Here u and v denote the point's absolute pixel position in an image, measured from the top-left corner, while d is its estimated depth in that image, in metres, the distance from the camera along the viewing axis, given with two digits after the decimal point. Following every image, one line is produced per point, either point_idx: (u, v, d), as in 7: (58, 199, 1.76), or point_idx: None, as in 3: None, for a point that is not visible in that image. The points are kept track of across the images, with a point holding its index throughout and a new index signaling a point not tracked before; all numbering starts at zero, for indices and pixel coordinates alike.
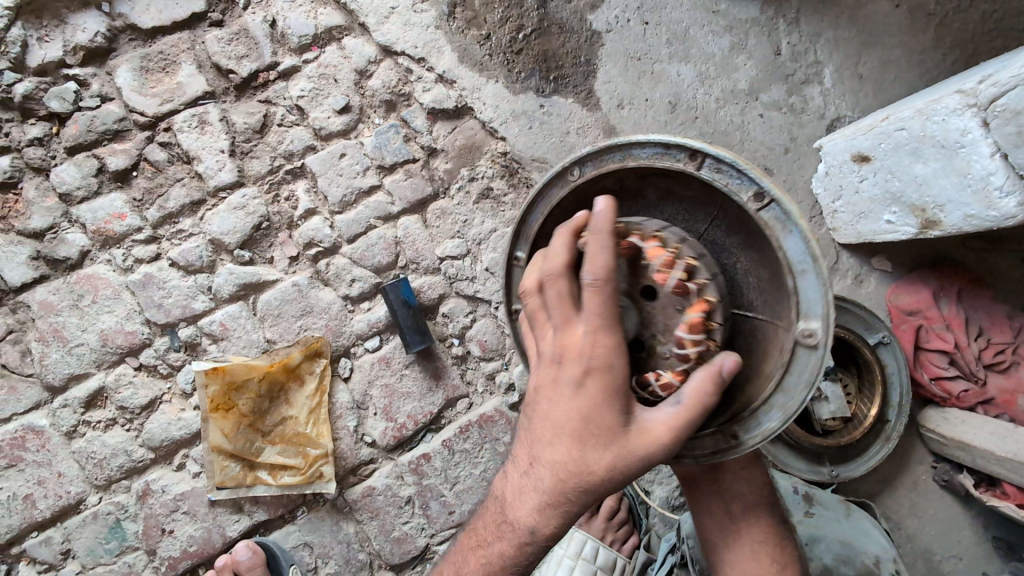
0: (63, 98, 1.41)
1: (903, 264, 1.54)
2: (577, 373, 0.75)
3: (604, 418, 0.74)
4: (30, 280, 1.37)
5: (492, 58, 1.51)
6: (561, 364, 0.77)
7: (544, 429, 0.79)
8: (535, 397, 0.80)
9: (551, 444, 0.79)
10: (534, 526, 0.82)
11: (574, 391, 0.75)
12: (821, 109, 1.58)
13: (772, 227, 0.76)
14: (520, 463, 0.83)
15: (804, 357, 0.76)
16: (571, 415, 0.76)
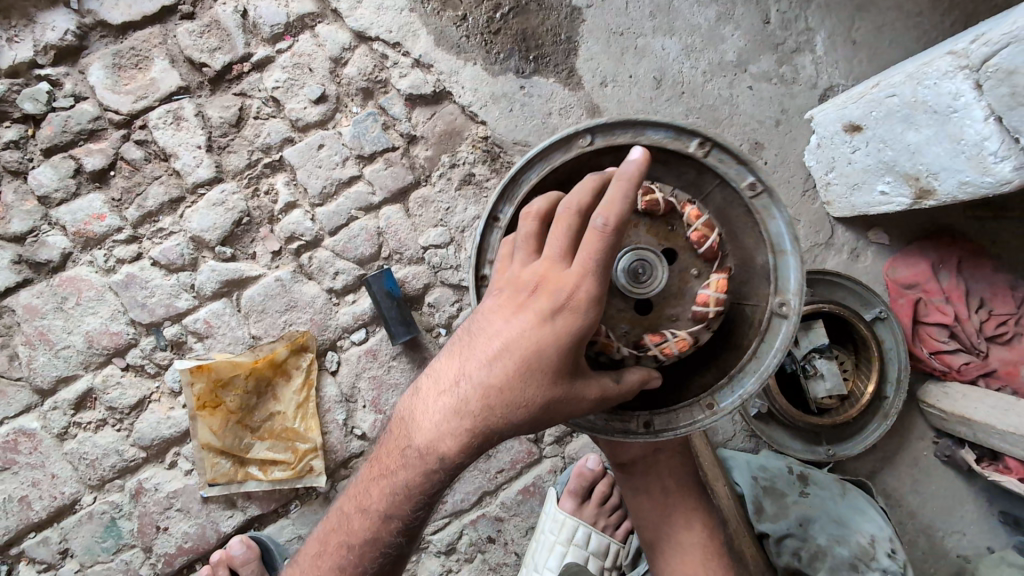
0: (36, 99, 1.40)
1: (901, 237, 1.50)
2: (544, 308, 0.72)
3: (555, 361, 0.73)
4: (13, 284, 1.36)
5: (469, 40, 1.47)
6: (531, 293, 0.74)
7: (488, 352, 0.75)
8: (489, 318, 0.76)
9: (493, 369, 0.74)
10: (443, 449, 0.77)
11: (534, 324, 0.72)
12: (813, 78, 1.53)
13: (764, 211, 0.83)
14: (445, 380, 0.78)
15: (778, 326, 0.84)
16: (522, 347, 0.73)
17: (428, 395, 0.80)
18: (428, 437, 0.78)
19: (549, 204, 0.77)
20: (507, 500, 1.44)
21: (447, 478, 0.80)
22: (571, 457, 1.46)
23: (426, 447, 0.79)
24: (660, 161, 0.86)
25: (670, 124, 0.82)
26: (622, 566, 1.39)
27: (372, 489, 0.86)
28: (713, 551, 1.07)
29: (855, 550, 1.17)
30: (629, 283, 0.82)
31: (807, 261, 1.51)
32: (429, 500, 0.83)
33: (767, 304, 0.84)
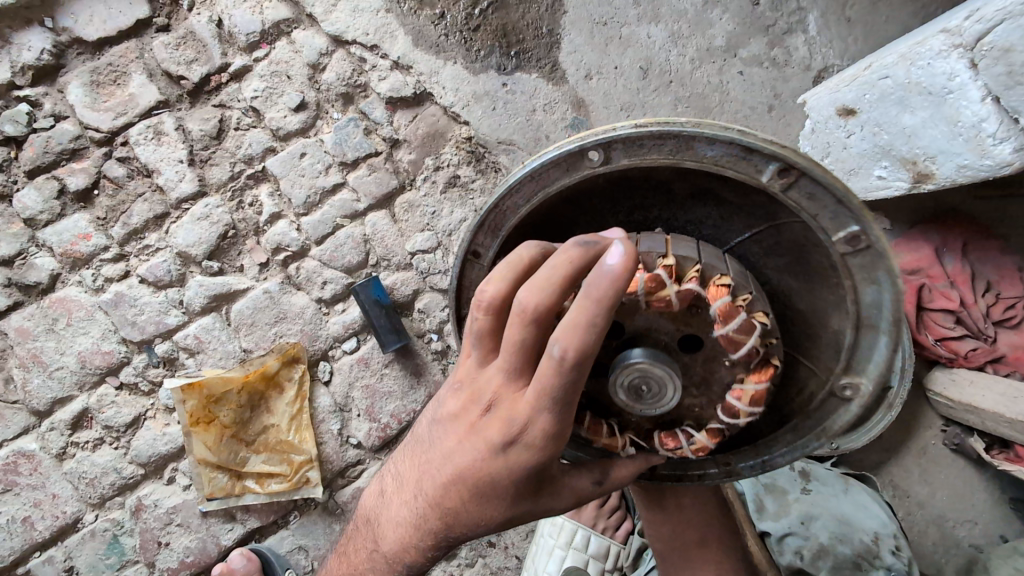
0: (16, 120, 1.39)
1: (903, 221, 1.45)
2: (496, 436, 0.64)
3: (509, 488, 0.66)
4: (5, 307, 1.37)
5: (449, 38, 1.43)
6: (486, 413, 0.64)
7: (441, 471, 0.69)
8: (443, 430, 0.69)
9: (448, 491, 0.69)
10: (405, 552, 0.76)
11: (485, 451, 0.65)
12: (806, 60, 1.47)
13: (860, 271, 0.63)
14: (405, 479, 0.76)
15: (835, 407, 0.69)
16: (472, 474, 0.66)
17: (394, 488, 0.78)
18: (391, 540, 0.77)
19: (515, 283, 0.61)
20: None
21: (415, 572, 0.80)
22: None
23: (389, 547, 0.78)
24: (715, 175, 0.69)
25: (735, 141, 0.63)
26: (623, 568, 1.36)
27: (351, 563, 0.88)
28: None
29: (857, 548, 1.14)
30: (630, 400, 0.66)
31: None
32: None
33: (829, 380, 0.69)
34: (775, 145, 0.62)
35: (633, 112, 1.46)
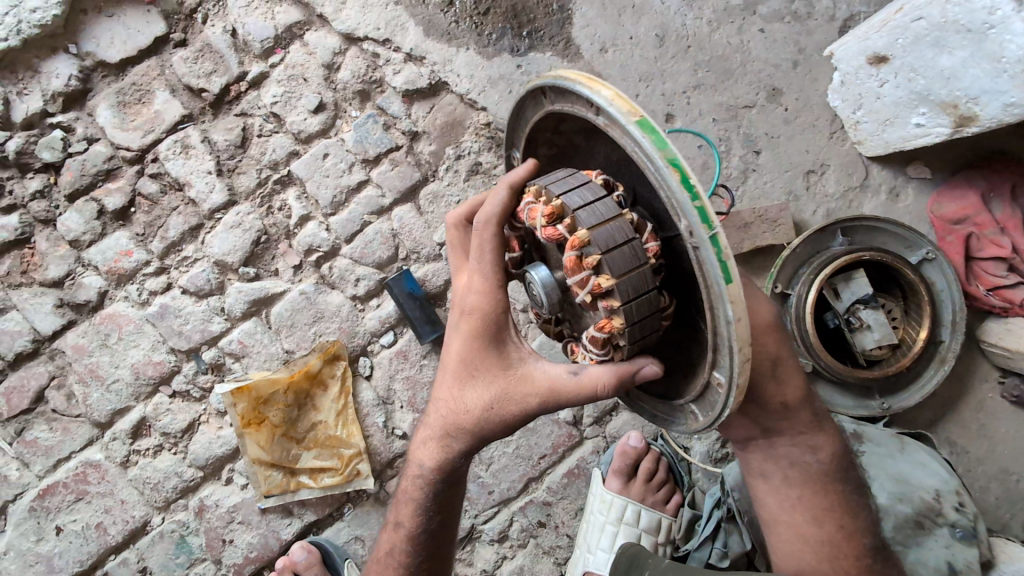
0: (52, 147, 1.44)
1: (943, 168, 1.39)
2: (478, 326, 0.89)
3: (492, 361, 0.89)
4: (59, 327, 1.43)
5: (460, 24, 1.42)
6: (467, 317, 0.90)
7: (450, 377, 0.93)
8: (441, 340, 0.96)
9: (451, 379, 0.92)
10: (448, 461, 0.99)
11: (472, 345, 0.90)
12: (830, 10, 1.42)
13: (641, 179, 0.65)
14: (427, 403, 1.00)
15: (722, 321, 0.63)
16: (462, 357, 0.91)
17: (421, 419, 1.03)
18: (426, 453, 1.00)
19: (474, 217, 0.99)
20: (553, 484, 1.44)
21: (448, 487, 1.01)
22: (613, 435, 1.45)
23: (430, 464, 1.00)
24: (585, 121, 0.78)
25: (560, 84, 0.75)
26: (675, 540, 1.35)
27: (402, 509, 1.06)
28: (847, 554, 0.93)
29: (918, 506, 1.11)
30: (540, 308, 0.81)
31: (842, 208, 1.42)
32: (439, 509, 1.03)
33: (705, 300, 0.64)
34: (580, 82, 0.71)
35: (652, 81, 1.42)
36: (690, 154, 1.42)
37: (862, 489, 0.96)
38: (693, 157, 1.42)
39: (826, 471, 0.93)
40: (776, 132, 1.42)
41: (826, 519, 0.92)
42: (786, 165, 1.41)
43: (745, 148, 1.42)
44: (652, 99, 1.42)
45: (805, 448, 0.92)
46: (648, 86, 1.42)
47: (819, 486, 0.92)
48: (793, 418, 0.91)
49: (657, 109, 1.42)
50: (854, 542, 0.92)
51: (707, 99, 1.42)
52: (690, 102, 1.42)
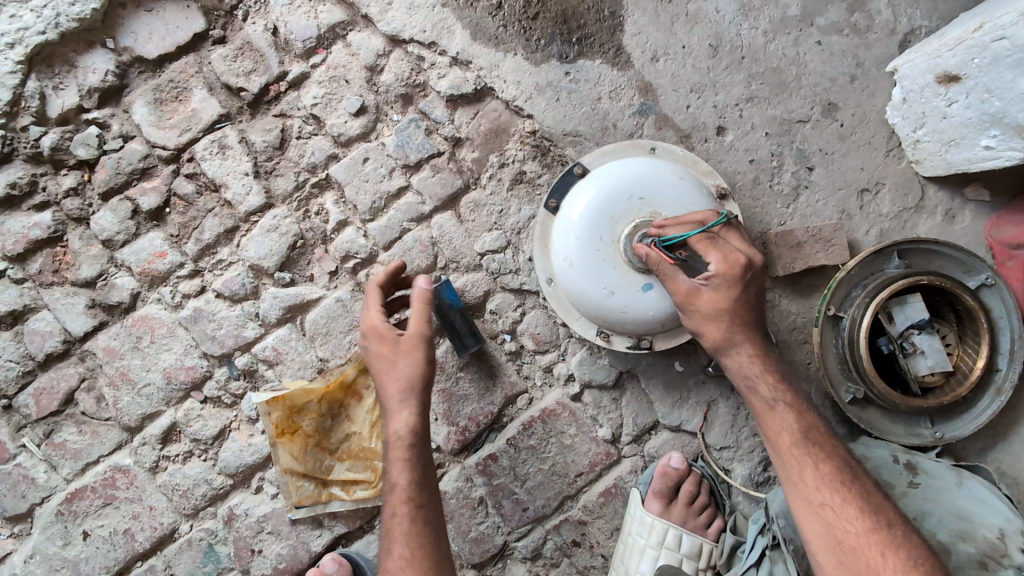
0: (88, 143, 1.41)
1: (1004, 191, 1.35)
2: (373, 332, 1.22)
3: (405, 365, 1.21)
4: (91, 328, 1.40)
5: (507, 29, 1.38)
6: (373, 329, 1.22)
7: (381, 372, 1.21)
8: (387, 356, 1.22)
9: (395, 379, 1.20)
10: (399, 429, 1.18)
11: (375, 342, 1.22)
12: (891, 23, 1.37)
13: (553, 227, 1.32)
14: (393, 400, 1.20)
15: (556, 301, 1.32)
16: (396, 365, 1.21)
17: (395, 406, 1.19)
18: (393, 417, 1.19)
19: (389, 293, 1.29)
20: (589, 503, 1.41)
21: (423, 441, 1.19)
22: (652, 455, 1.41)
23: (405, 429, 1.18)
24: None
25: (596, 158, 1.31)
26: (717, 566, 1.33)
27: (401, 474, 1.16)
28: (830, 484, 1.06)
29: (981, 547, 1.09)
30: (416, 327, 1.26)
31: (896, 228, 1.37)
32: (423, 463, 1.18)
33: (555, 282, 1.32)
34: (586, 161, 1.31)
35: (704, 93, 1.38)
36: (741, 169, 1.38)
37: (791, 397, 1.12)
38: (743, 172, 1.38)
39: (745, 380, 1.14)
40: (830, 148, 1.37)
41: (764, 421, 1.13)
42: (840, 184, 1.37)
43: (798, 164, 1.37)
44: (704, 111, 1.38)
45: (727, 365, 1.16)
46: (699, 97, 1.38)
47: (749, 393, 1.14)
48: (711, 341, 1.15)
49: (709, 122, 1.38)
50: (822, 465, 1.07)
51: (760, 112, 1.38)
52: (742, 115, 1.38)
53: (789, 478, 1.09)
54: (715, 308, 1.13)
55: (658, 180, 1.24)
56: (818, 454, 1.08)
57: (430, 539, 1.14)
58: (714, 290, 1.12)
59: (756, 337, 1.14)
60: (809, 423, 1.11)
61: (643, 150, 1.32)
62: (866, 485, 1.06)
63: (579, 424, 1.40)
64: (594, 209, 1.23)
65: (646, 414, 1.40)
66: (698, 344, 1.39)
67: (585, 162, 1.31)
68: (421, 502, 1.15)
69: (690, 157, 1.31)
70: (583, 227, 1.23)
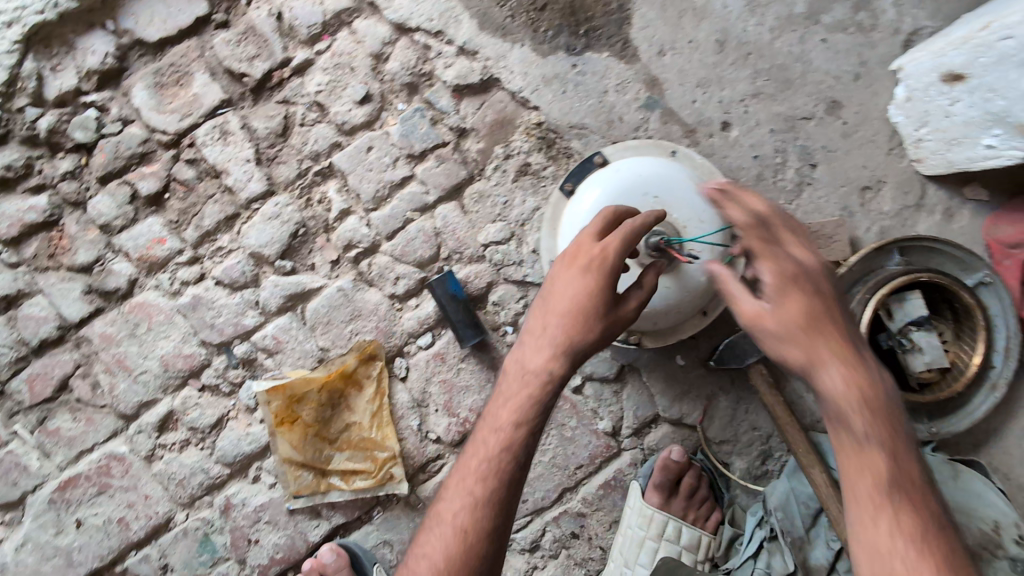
0: (86, 126, 1.39)
1: (1002, 191, 1.37)
2: (614, 263, 1.03)
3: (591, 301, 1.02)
4: (87, 314, 1.38)
5: (515, 20, 1.37)
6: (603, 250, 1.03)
7: (595, 308, 1.01)
8: (576, 285, 1.03)
9: (551, 316, 1.03)
10: (547, 377, 1.01)
11: (606, 278, 1.02)
12: (895, 23, 1.38)
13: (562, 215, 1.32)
14: (536, 337, 1.03)
15: None
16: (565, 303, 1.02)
17: (531, 344, 1.03)
18: (541, 359, 1.01)
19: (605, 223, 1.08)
20: (588, 496, 1.41)
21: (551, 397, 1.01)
22: (652, 448, 1.41)
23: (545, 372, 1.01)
24: None
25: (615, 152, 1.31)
26: (715, 558, 1.33)
27: (490, 433, 1.01)
28: (926, 544, 0.80)
29: (976, 538, 1.11)
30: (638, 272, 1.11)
31: (897, 226, 1.39)
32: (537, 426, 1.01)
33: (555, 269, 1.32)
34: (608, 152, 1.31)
35: (710, 88, 1.39)
36: (745, 165, 1.38)
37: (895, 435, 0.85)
38: (747, 168, 1.38)
39: (832, 416, 0.86)
40: (833, 146, 1.38)
41: (850, 473, 0.85)
42: (842, 182, 1.38)
43: (801, 161, 1.38)
44: (709, 106, 1.38)
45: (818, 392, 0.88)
46: (705, 92, 1.38)
47: (838, 435, 0.86)
48: (796, 360, 0.88)
49: (714, 117, 1.38)
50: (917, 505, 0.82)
51: (765, 109, 1.39)
52: (747, 111, 1.38)
53: (870, 549, 0.81)
54: (785, 322, 0.89)
55: (675, 184, 1.24)
56: (913, 515, 0.81)
57: (500, 517, 0.97)
58: (781, 295, 0.90)
59: (847, 360, 0.86)
60: (904, 468, 0.84)
61: (665, 152, 1.31)
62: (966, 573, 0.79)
63: (580, 416, 1.41)
64: (607, 200, 1.23)
65: (647, 407, 1.40)
66: (699, 338, 1.39)
67: (607, 154, 1.31)
68: (519, 472, 0.99)
69: (708, 166, 1.31)
70: (595, 216, 1.23)
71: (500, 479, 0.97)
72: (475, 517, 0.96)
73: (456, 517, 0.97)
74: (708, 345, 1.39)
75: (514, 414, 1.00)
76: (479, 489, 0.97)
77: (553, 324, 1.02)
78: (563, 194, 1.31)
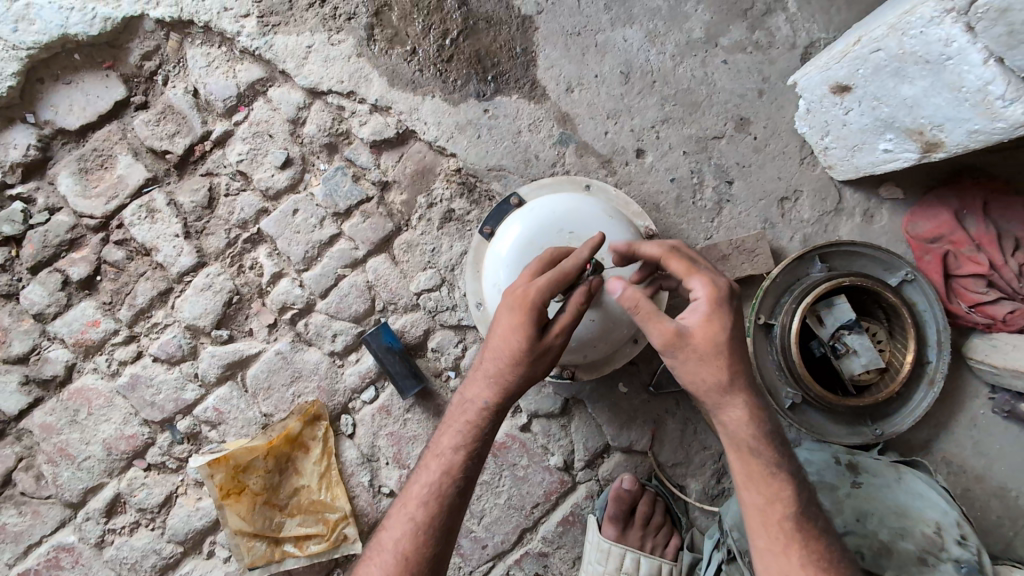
0: (12, 219, 1.40)
1: (916, 188, 1.40)
2: (535, 299, 1.02)
3: (516, 340, 1.03)
4: (26, 405, 1.38)
5: (424, 73, 1.41)
6: (526, 290, 1.03)
7: (518, 340, 1.02)
8: (506, 320, 1.04)
9: (487, 351, 1.06)
10: (484, 406, 1.06)
11: (530, 314, 1.01)
12: (791, 38, 1.43)
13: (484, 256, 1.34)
14: (477, 371, 1.08)
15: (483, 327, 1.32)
16: (497, 339, 1.05)
17: (472, 376, 1.09)
18: (482, 389, 1.06)
19: (541, 264, 1.11)
20: (548, 534, 1.40)
21: (489, 426, 1.07)
22: (606, 479, 1.40)
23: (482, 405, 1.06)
24: None
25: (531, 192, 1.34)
26: None
27: (432, 464, 1.07)
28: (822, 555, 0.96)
29: (921, 542, 1.11)
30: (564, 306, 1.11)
31: (819, 232, 1.41)
32: (475, 453, 1.06)
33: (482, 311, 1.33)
34: (524, 192, 1.34)
35: (621, 118, 1.42)
36: (663, 188, 1.41)
37: (781, 452, 1.00)
38: (666, 191, 1.41)
39: (748, 441, 0.98)
40: (746, 161, 1.42)
41: (746, 488, 0.99)
42: (760, 195, 1.41)
43: (718, 179, 1.41)
44: (623, 136, 1.42)
45: (726, 421, 0.99)
46: (617, 123, 1.42)
47: (737, 456, 0.99)
48: (709, 391, 0.98)
49: (629, 145, 1.42)
50: (809, 528, 0.97)
51: (677, 132, 1.42)
52: (660, 136, 1.42)
53: (767, 549, 0.97)
54: (713, 343, 0.96)
55: (587, 217, 1.26)
56: (805, 524, 0.98)
57: (442, 543, 1.04)
58: (707, 319, 0.98)
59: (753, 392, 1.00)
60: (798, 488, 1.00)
61: (580, 187, 1.34)
62: (850, 567, 0.96)
63: (530, 454, 1.40)
64: (525, 238, 1.25)
65: (596, 438, 1.40)
66: (640, 362, 1.40)
67: (523, 193, 1.34)
68: (457, 498, 1.05)
69: (622, 197, 1.34)
70: (514, 256, 1.25)
71: (440, 503, 1.04)
72: (416, 543, 1.02)
73: (398, 544, 1.02)
74: (649, 369, 1.39)
75: (452, 440, 1.07)
76: (421, 514, 1.03)
77: (492, 363, 1.05)
78: (484, 235, 1.33)
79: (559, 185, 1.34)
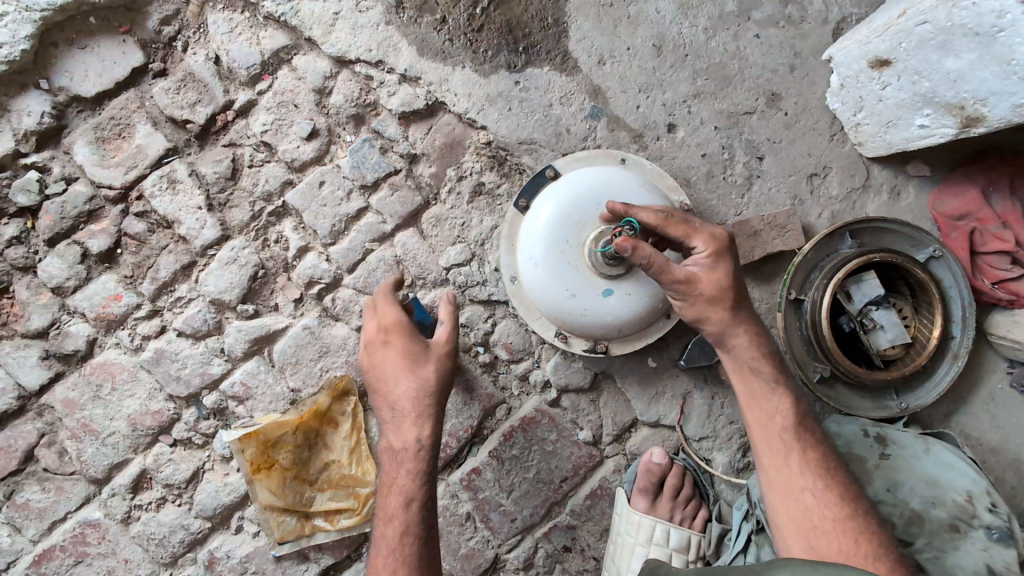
0: (28, 189, 1.36)
1: (942, 165, 1.41)
2: (400, 323, 1.23)
3: (406, 359, 1.20)
4: (47, 380, 1.35)
5: (454, 43, 1.38)
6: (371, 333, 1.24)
7: (402, 366, 1.19)
8: (382, 355, 1.21)
9: (384, 387, 1.20)
10: (417, 443, 1.16)
11: (412, 335, 1.23)
12: (823, 13, 1.42)
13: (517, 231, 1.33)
14: (387, 412, 1.20)
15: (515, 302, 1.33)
16: (385, 374, 1.20)
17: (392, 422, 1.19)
18: (410, 428, 1.17)
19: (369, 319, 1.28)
20: (577, 508, 1.41)
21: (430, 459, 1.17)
22: (634, 453, 1.42)
23: (412, 441, 1.16)
24: None
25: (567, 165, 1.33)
26: (706, 556, 1.35)
27: (390, 512, 1.14)
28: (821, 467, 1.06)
29: (952, 510, 1.14)
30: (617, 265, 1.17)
31: (846, 209, 1.42)
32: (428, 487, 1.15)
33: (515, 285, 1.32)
34: (559, 164, 1.33)
35: (652, 92, 1.41)
36: (694, 164, 1.41)
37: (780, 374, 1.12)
38: (697, 166, 1.41)
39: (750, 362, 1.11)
40: (777, 137, 1.41)
41: (748, 407, 1.11)
42: (790, 171, 1.41)
43: (748, 155, 1.41)
44: (654, 110, 1.40)
45: (728, 350, 1.12)
46: (648, 97, 1.40)
47: (739, 379, 1.12)
48: (714, 326, 1.11)
49: (660, 120, 1.40)
50: (808, 444, 1.07)
51: (708, 107, 1.41)
52: (691, 110, 1.41)
53: (770, 465, 1.07)
54: (717, 288, 1.10)
55: (624, 191, 1.25)
56: (804, 437, 1.08)
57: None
58: (710, 269, 1.10)
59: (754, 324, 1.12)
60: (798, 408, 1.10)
61: (615, 161, 1.33)
62: (843, 475, 1.06)
63: (560, 430, 1.41)
64: (562, 212, 1.24)
65: (625, 413, 1.41)
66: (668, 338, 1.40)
67: (557, 166, 1.33)
68: (426, 537, 1.12)
69: (657, 171, 1.33)
70: (550, 230, 1.24)
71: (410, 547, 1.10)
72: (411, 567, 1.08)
73: None
74: (678, 345, 1.40)
75: (402, 489, 1.14)
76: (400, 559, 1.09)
77: (400, 396, 1.19)
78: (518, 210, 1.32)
79: (594, 159, 1.33)
